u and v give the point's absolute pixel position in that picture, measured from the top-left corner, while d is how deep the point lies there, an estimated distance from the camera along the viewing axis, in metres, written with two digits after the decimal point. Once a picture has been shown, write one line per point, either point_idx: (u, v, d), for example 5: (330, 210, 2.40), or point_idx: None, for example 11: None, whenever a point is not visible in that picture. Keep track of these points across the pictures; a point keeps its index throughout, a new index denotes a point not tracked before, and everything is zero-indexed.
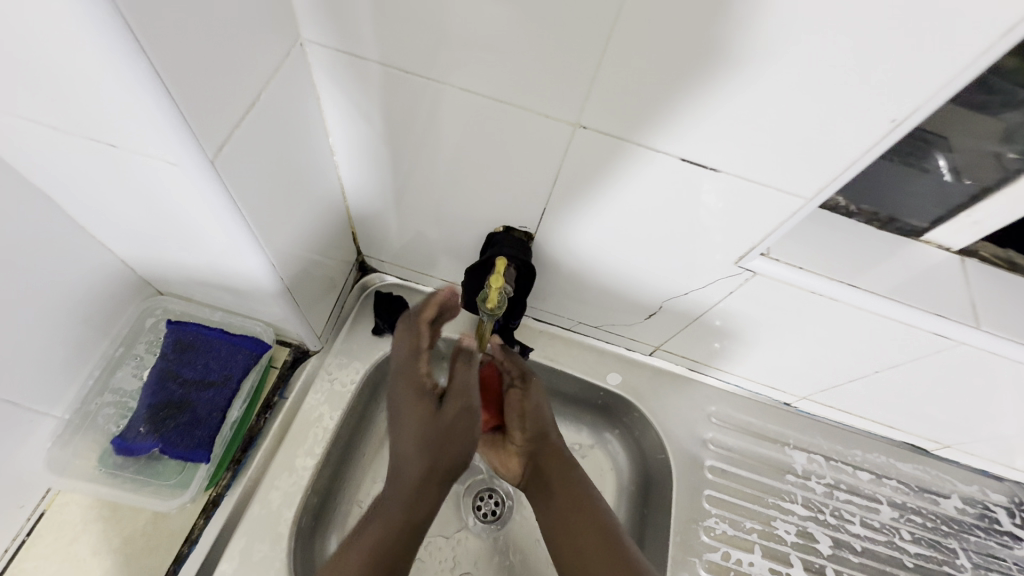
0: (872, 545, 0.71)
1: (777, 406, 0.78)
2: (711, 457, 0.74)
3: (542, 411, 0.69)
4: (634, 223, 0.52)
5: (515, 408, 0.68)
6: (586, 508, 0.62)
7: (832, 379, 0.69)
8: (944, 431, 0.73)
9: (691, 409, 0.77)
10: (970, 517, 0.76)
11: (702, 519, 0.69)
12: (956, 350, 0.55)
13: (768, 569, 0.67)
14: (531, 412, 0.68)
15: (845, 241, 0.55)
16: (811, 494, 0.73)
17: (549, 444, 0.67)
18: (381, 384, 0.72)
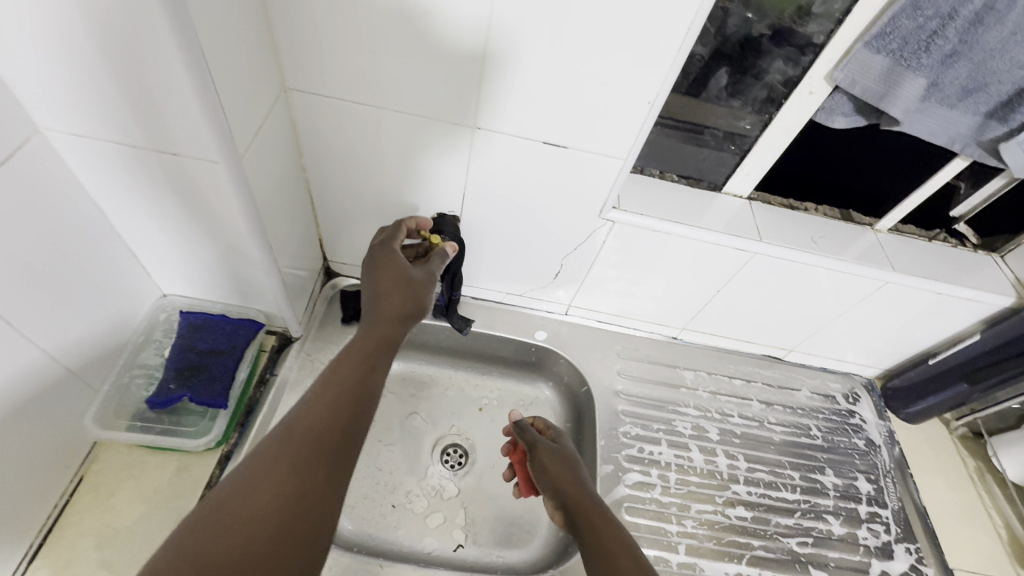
0: (748, 428, 0.93)
1: (668, 340, 1.01)
2: (623, 383, 0.95)
3: (553, 463, 0.72)
4: (528, 195, 0.75)
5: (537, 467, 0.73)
6: (605, 527, 0.60)
7: (695, 306, 0.93)
8: (784, 338, 0.99)
9: (603, 350, 0.98)
10: (818, 401, 1.00)
11: (620, 427, 0.89)
12: (756, 261, 0.81)
13: (673, 455, 0.87)
14: (544, 467, 0.72)
15: (669, 197, 0.81)
16: (700, 399, 0.95)
17: (568, 489, 0.67)
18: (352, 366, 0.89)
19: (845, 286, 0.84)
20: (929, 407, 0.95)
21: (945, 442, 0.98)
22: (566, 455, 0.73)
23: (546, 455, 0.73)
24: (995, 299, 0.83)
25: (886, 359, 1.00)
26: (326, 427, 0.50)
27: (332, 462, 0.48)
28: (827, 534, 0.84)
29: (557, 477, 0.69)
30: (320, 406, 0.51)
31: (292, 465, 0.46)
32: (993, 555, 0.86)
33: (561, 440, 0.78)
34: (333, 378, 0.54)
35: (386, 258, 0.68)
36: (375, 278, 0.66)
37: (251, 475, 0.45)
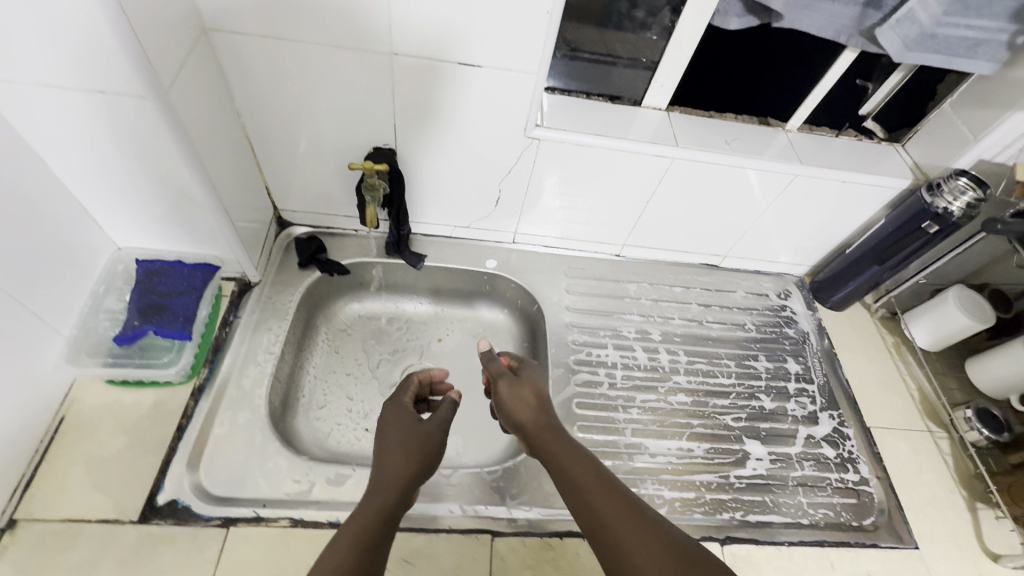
0: (687, 327, 1.02)
1: (612, 259, 1.08)
2: (570, 299, 1.02)
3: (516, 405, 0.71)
4: (457, 119, 0.80)
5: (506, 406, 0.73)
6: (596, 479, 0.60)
7: (630, 222, 1.00)
8: (716, 245, 1.07)
9: (551, 271, 1.04)
10: (752, 299, 1.09)
11: (568, 336, 0.97)
12: (677, 166, 0.88)
13: (618, 356, 0.96)
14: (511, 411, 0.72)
15: (592, 114, 0.86)
16: (643, 306, 1.03)
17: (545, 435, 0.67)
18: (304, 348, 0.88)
19: (759, 185, 0.92)
20: (850, 293, 1.05)
21: (865, 323, 1.08)
22: (536, 396, 0.72)
23: (512, 402, 0.71)
24: (893, 182, 0.91)
25: (810, 255, 1.09)
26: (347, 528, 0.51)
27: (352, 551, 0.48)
28: (759, 409, 0.93)
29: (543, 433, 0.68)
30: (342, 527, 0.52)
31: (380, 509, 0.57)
32: (905, 412, 0.97)
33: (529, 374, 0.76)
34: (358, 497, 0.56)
35: (399, 416, 0.70)
36: (392, 435, 0.66)
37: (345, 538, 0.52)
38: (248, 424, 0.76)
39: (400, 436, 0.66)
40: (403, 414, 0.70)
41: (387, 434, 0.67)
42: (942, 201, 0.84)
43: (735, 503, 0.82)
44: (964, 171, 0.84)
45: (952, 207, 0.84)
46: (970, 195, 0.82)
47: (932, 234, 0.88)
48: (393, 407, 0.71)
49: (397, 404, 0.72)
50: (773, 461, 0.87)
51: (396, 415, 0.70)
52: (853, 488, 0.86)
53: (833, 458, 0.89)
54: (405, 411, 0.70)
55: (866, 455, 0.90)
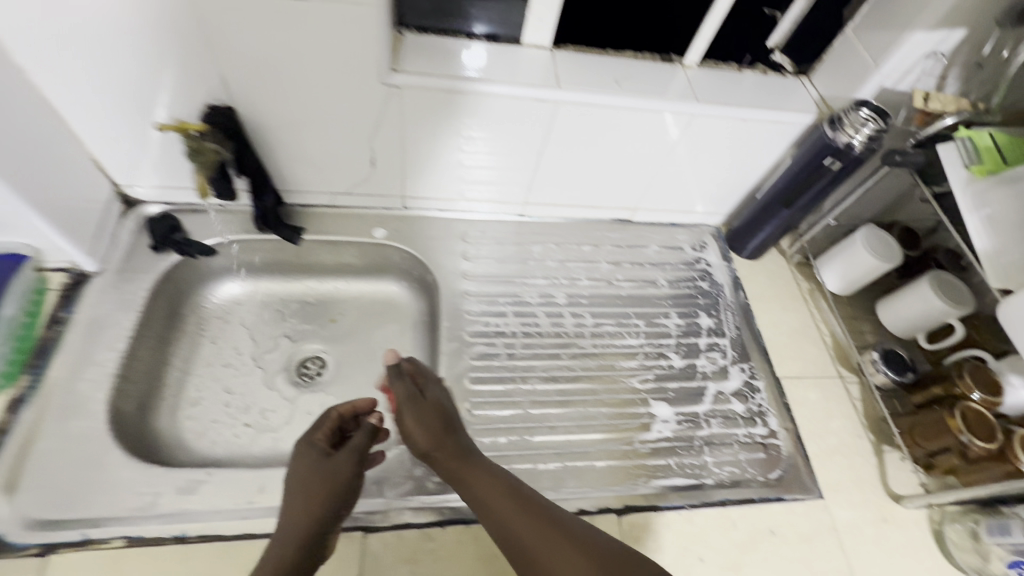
0: (595, 288, 0.96)
1: (516, 220, 1.01)
2: (468, 266, 0.95)
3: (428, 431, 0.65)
4: (295, 66, 0.69)
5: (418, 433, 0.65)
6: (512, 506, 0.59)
7: (527, 178, 0.92)
8: (624, 198, 1.00)
9: (448, 239, 0.96)
10: (665, 253, 1.04)
11: (465, 306, 0.90)
12: (562, 111, 0.79)
13: (518, 324, 0.89)
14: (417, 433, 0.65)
15: (464, 54, 0.76)
16: (547, 269, 0.97)
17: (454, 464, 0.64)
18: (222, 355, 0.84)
19: (655, 128, 0.84)
20: (764, 240, 1.00)
21: (781, 271, 1.04)
22: (439, 413, 0.66)
23: (424, 439, 0.64)
24: (795, 117, 0.84)
25: (723, 203, 1.03)
26: None
27: None
28: (667, 369, 0.89)
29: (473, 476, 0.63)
30: None
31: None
32: (817, 359, 0.94)
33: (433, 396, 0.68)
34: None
35: (308, 461, 0.63)
36: (304, 489, 0.61)
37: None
38: (82, 434, 0.67)
39: (305, 489, 0.61)
40: (315, 457, 0.63)
41: (296, 485, 0.62)
42: (843, 136, 0.79)
43: (638, 470, 0.78)
44: (865, 101, 0.79)
45: (854, 140, 0.78)
46: (870, 127, 0.77)
47: (836, 172, 0.82)
48: (304, 448, 0.65)
49: (312, 442, 0.66)
50: (679, 421, 0.84)
51: (305, 458, 0.64)
52: (760, 442, 0.83)
53: (742, 413, 0.86)
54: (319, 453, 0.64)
55: (775, 406, 0.87)
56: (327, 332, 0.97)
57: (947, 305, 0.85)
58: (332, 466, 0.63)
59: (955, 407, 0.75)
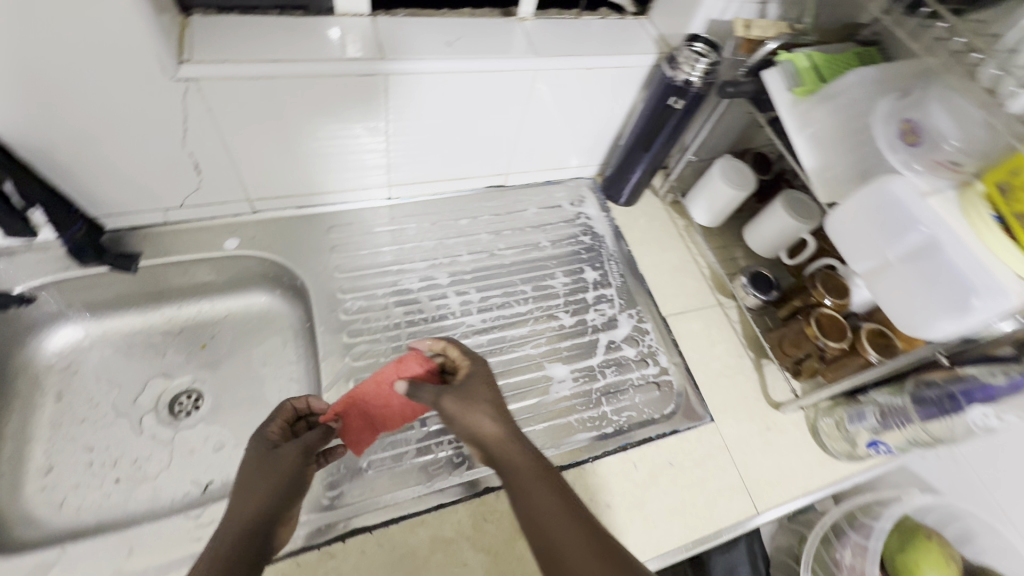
0: (476, 262, 0.94)
1: (385, 204, 0.96)
2: (340, 262, 0.89)
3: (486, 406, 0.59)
4: (55, 74, 0.59)
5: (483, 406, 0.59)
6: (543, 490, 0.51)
7: (382, 158, 0.87)
8: (492, 164, 0.97)
9: (313, 237, 0.90)
10: (546, 213, 1.03)
11: (341, 306, 0.85)
12: (394, 83, 0.74)
13: (401, 314, 0.86)
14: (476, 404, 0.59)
15: (269, 34, 0.70)
16: (425, 250, 0.93)
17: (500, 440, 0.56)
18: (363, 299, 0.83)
19: (499, 89, 0.81)
20: (636, 185, 1.01)
21: (657, 212, 1.07)
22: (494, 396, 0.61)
23: (464, 413, 0.58)
24: (636, 60, 0.84)
25: (592, 154, 1.03)
26: None
27: None
28: (557, 328, 0.90)
29: (505, 454, 0.55)
30: None
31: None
32: (697, 292, 0.99)
33: (478, 384, 0.62)
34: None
35: (257, 453, 0.56)
36: (244, 489, 0.52)
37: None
38: None
39: (250, 487, 0.52)
40: (262, 452, 0.56)
41: (238, 484, 0.53)
42: (682, 74, 0.79)
43: (541, 436, 0.78)
44: (698, 35, 0.79)
45: (691, 78, 0.79)
46: (705, 64, 0.78)
47: (681, 110, 0.84)
48: (252, 442, 0.57)
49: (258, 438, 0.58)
50: (575, 377, 0.85)
51: (254, 451, 0.56)
52: (654, 381, 0.87)
53: (634, 357, 0.89)
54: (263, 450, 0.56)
55: (663, 344, 0.91)
56: (198, 361, 0.89)
57: (797, 222, 0.91)
58: (281, 458, 0.55)
59: (811, 316, 0.82)
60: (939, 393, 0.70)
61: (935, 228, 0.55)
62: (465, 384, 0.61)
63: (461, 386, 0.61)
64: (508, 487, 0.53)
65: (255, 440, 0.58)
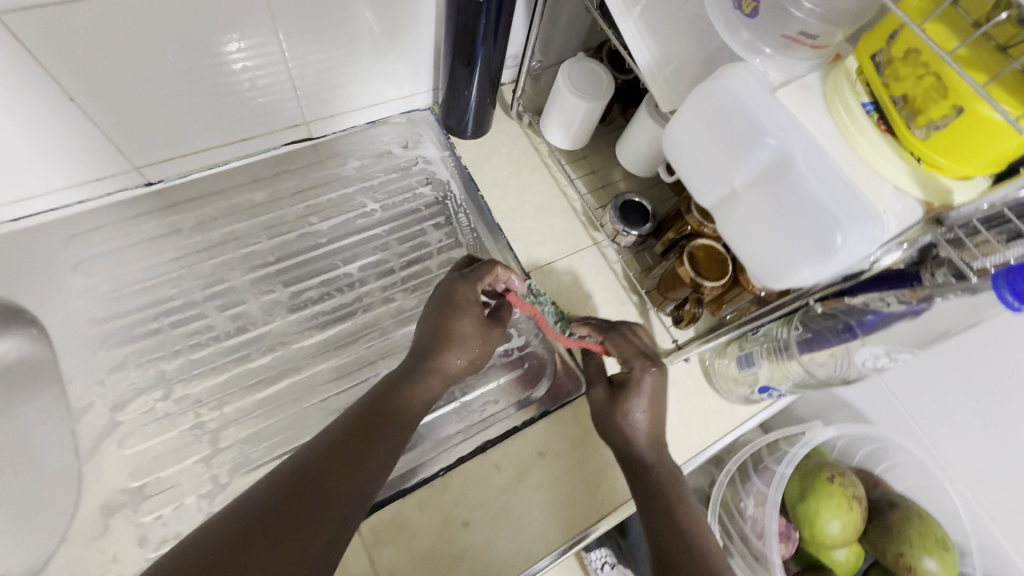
0: (280, 247, 0.74)
1: (145, 193, 0.72)
2: (87, 282, 0.67)
3: (653, 413, 0.58)
4: None
5: (648, 401, 0.58)
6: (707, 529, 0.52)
7: (101, 133, 0.62)
8: (277, 113, 0.73)
9: (43, 257, 0.67)
10: (370, 166, 0.82)
11: (95, 346, 0.65)
12: (26, 20, 0.48)
13: (183, 336, 0.67)
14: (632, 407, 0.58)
15: None
16: (209, 245, 0.72)
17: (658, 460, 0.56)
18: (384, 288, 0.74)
19: (219, 6, 0.56)
20: (478, 109, 0.79)
21: (513, 139, 0.86)
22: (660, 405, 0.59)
23: (638, 403, 0.57)
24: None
25: (413, 79, 0.81)
26: (275, 517, 0.42)
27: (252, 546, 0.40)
28: (396, 314, 0.73)
29: (655, 468, 0.56)
30: (271, 499, 0.43)
31: (346, 439, 0.49)
32: (567, 232, 0.82)
33: (652, 379, 0.58)
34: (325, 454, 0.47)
35: (471, 315, 0.60)
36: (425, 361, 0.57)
37: (298, 487, 0.44)
38: None
39: (456, 345, 0.58)
40: (473, 320, 0.60)
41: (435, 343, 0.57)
42: None
43: None
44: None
45: None
46: None
47: (486, 1, 0.62)
48: (462, 298, 0.60)
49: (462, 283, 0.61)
50: None
51: (466, 310, 0.60)
52: (518, 356, 0.74)
53: None
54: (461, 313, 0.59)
55: None
56: None
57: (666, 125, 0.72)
58: (470, 335, 0.59)
59: (685, 251, 0.66)
60: (828, 318, 0.58)
61: (784, 138, 0.38)
62: (632, 376, 0.59)
63: (633, 382, 0.58)
64: (658, 497, 0.54)
65: (468, 292, 0.60)
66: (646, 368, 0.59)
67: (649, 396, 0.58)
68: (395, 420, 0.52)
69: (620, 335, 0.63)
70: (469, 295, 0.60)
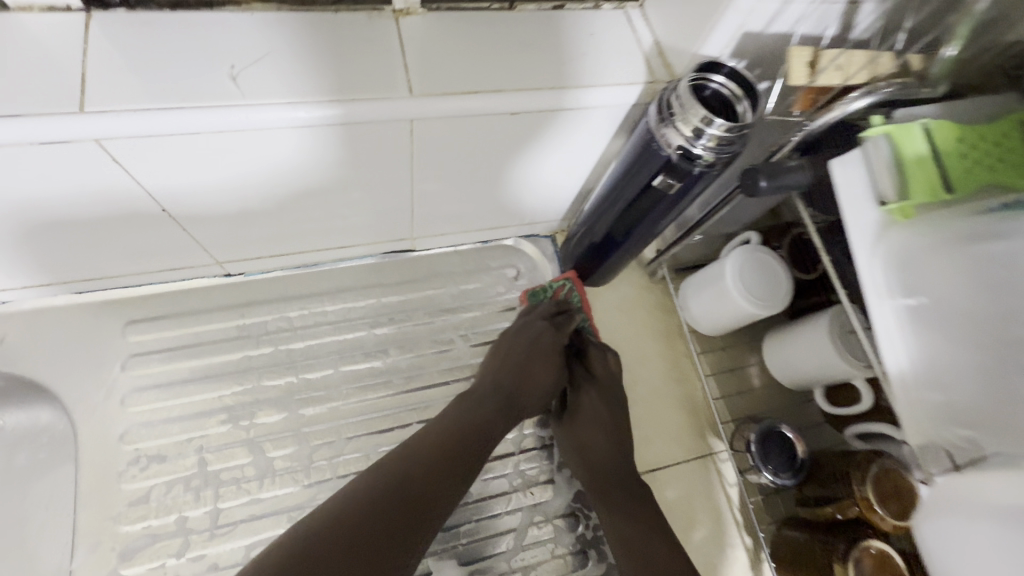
0: (350, 383, 0.63)
1: (222, 283, 0.63)
2: (134, 382, 0.59)
3: (592, 422, 0.62)
4: None
5: (590, 412, 0.62)
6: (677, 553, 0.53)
7: (189, 236, 0.54)
8: (384, 229, 0.63)
9: (100, 340, 0.60)
10: (471, 296, 0.70)
11: (121, 467, 0.56)
12: (123, 151, 0.39)
13: (220, 474, 0.57)
14: (577, 420, 0.62)
15: None
16: (274, 364, 0.63)
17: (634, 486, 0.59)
18: None
19: (349, 143, 0.45)
20: (610, 266, 0.66)
21: (638, 293, 0.73)
22: (612, 416, 0.62)
23: (580, 421, 0.62)
24: (587, 97, 0.47)
25: (546, 213, 0.68)
26: (412, 482, 0.49)
27: (408, 508, 0.47)
28: (460, 498, 0.61)
29: (613, 483, 0.59)
30: (397, 481, 0.48)
31: (460, 441, 0.53)
32: (682, 434, 0.68)
33: (590, 399, 0.63)
34: (441, 449, 0.52)
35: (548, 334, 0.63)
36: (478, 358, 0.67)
37: (389, 490, 0.47)
38: None
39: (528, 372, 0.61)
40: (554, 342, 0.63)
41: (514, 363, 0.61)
42: (676, 138, 0.43)
43: None
44: (723, 61, 0.41)
45: (696, 148, 0.43)
46: (723, 127, 0.41)
47: (675, 192, 0.49)
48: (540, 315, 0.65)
49: (534, 318, 0.64)
50: None
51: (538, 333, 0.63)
52: None
53: (569, 547, 0.61)
54: (515, 333, 0.63)
55: None
56: None
57: (850, 365, 0.56)
58: (548, 365, 0.61)
59: (849, 558, 0.50)
60: None
61: None
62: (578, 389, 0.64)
63: (576, 399, 0.63)
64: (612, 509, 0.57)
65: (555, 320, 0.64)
66: (586, 392, 0.63)
67: (590, 404, 0.63)
68: (490, 413, 0.57)
69: (583, 356, 0.66)
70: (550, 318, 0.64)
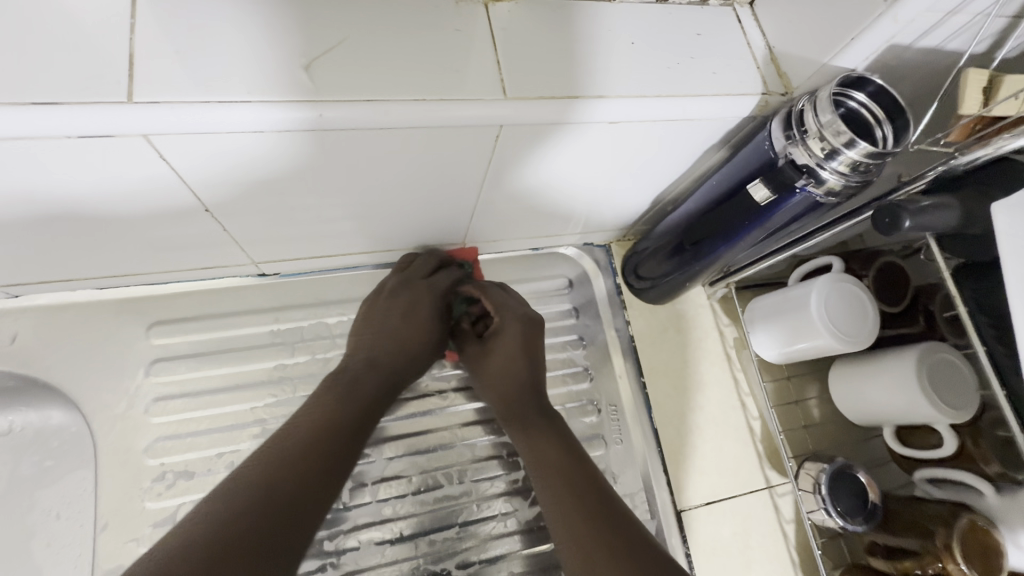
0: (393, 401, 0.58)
1: (255, 284, 0.57)
2: (159, 391, 0.54)
3: (506, 375, 0.56)
4: None
5: (498, 364, 0.57)
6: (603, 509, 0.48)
7: (223, 239, 0.48)
8: (438, 235, 0.57)
9: (120, 344, 0.54)
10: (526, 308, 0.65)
11: (145, 481, 0.52)
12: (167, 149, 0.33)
13: None
14: (489, 377, 0.57)
15: None
16: (310, 375, 0.58)
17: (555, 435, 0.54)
18: (500, 484, 0.59)
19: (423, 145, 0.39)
20: (675, 286, 0.61)
21: (696, 312, 0.69)
22: (524, 366, 0.56)
23: (491, 364, 0.57)
24: (595, 110, 0.40)
25: (610, 222, 0.62)
26: (262, 494, 0.40)
27: (271, 527, 0.39)
28: (506, 529, 0.58)
29: (536, 435, 0.54)
30: (254, 489, 0.40)
31: (321, 431, 0.46)
32: (736, 464, 0.65)
33: (495, 346, 0.57)
34: (292, 448, 0.44)
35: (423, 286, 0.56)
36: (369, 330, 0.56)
37: (272, 484, 0.41)
38: None
39: (408, 321, 0.55)
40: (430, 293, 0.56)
41: (387, 315, 0.55)
42: (803, 156, 0.40)
43: None
44: (872, 77, 0.38)
45: (824, 171, 0.39)
46: (864, 151, 0.37)
47: (767, 215, 0.45)
48: (411, 267, 0.57)
49: (411, 276, 0.56)
50: None
51: (407, 281, 0.56)
52: None
53: None
54: (390, 293, 0.56)
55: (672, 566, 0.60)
56: None
57: (939, 410, 0.51)
58: (423, 309, 0.55)
59: None
60: None
61: None
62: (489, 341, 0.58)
63: (490, 349, 0.58)
64: (536, 465, 0.52)
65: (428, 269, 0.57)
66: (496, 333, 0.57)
67: (494, 358, 0.57)
68: (356, 386, 0.51)
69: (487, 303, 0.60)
70: (420, 266, 0.57)
